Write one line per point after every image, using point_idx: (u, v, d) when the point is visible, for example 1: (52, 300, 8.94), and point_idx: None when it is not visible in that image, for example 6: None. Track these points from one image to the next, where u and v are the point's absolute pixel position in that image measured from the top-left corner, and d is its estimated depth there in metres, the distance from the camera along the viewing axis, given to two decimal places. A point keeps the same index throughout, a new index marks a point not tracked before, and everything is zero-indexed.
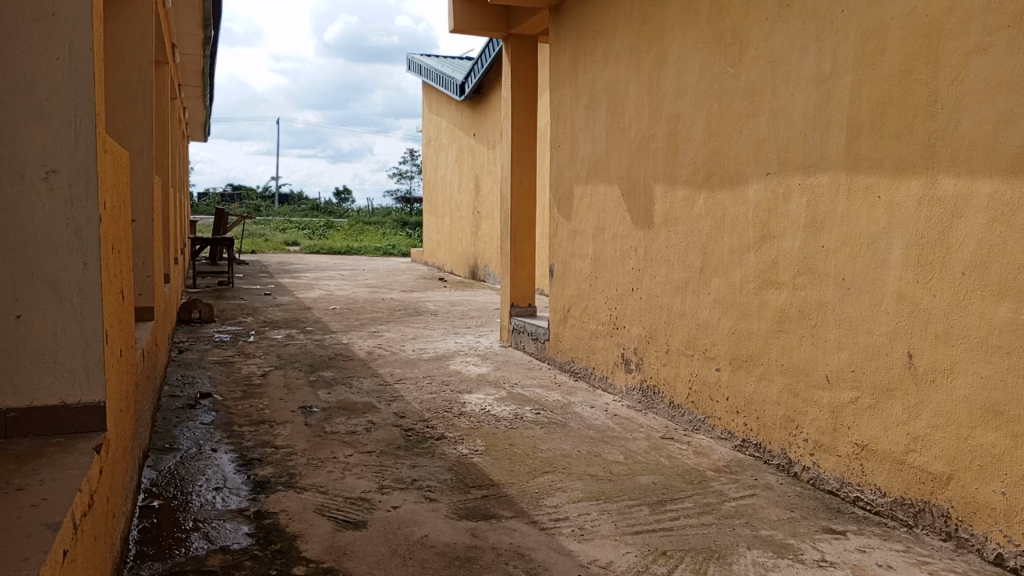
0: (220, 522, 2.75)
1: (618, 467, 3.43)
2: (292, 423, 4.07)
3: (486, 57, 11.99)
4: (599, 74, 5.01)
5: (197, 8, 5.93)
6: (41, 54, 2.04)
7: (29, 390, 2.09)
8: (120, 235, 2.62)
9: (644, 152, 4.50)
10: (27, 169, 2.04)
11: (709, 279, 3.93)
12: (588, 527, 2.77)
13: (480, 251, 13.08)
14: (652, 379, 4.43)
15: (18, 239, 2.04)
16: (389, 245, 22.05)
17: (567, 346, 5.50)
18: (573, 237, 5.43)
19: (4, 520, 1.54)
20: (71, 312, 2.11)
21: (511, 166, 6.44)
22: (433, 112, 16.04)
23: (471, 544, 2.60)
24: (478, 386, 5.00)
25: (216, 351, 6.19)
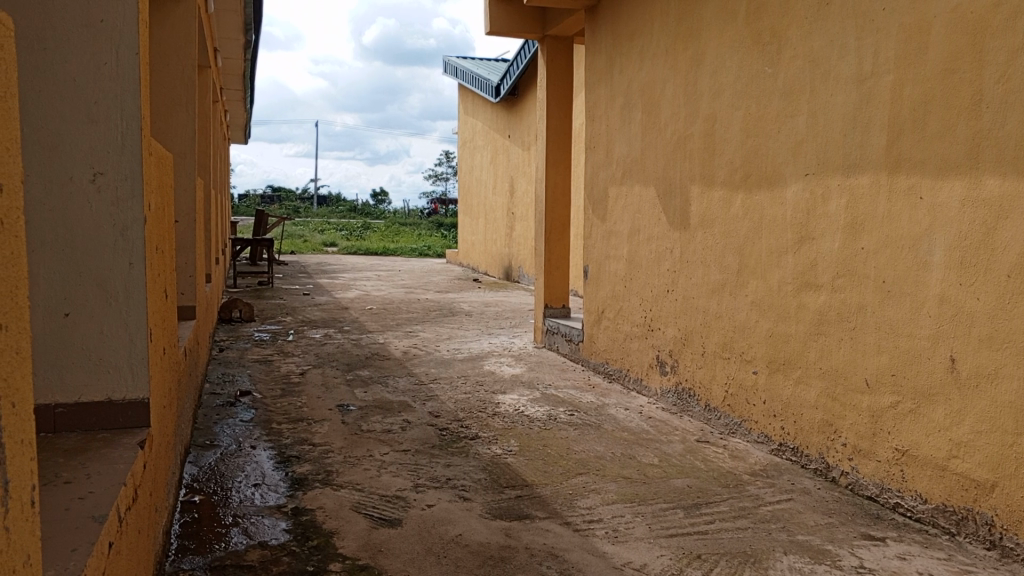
0: (258, 518, 2.80)
1: (652, 470, 3.41)
2: (329, 421, 4.12)
3: (521, 58, 11.98)
4: (635, 75, 4.99)
5: (238, 12, 6.04)
6: (90, 59, 2.10)
7: (76, 386, 2.15)
8: (164, 236, 2.68)
9: (680, 153, 4.47)
10: (76, 171, 2.10)
11: (746, 281, 3.89)
12: (622, 529, 2.77)
13: (515, 252, 13.09)
14: (688, 381, 4.40)
15: (67, 240, 2.11)
16: (424, 246, 22.19)
17: (602, 348, 5.48)
18: (608, 238, 5.41)
19: (53, 513, 1.59)
20: (117, 310, 2.17)
21: (546, 167, 6.44)
22: (468, 113, 16.11)
23: (505, 544, 2.61)
24: (512, 386, 5.01)
25: (255, 350, 6.29)
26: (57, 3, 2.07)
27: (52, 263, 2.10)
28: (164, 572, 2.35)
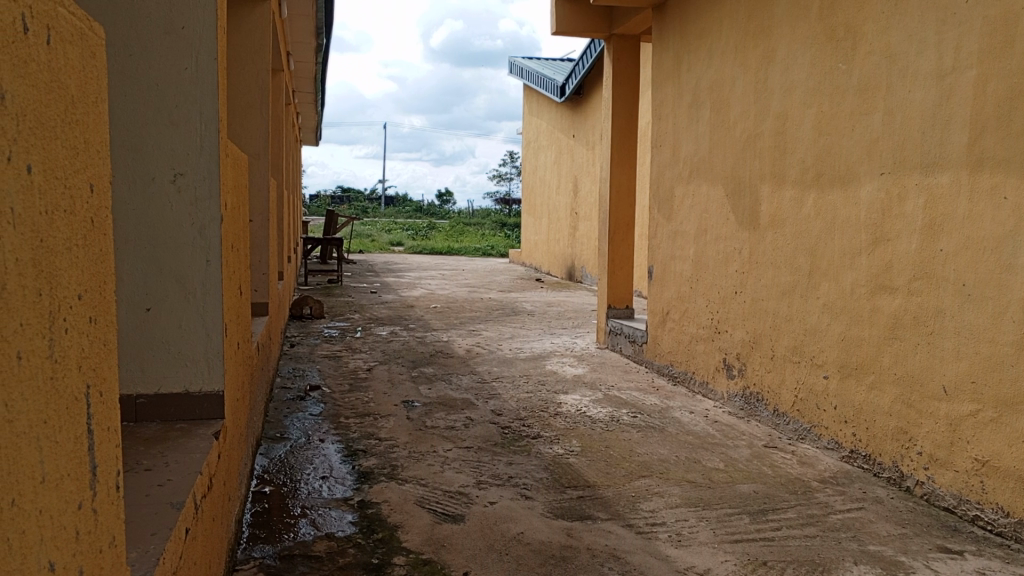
0: (326, 510, 2.87)
1: (718, 474, 3.36)
2: (395, 416, 4.20)
3: (587, 57, 11.93)
4: (704, 72, 4.91)
5: (311, 18, 6.20)
6: (172, 65, 2.19)
7: (156, 378, 2.26)
8: (239, 233, 2.78)
9: (749, 151, 4.38)
10: (158, 172, 2.20)
11: (818, 283, 3.78)
12: (686, 533, 2.73)
13: (578, 252, 13.04)
14: (755, 386, 4.31)
15: (149, 237, 2.20)
16: (487, 245, 22.35)
17: (666, 350, 5.42)
18: (674, 238, 5.34)
19: (135, 497, 1.66)
20: (195, 306, 2.26)
21: (611, 167, 6.40)
22: (533, 113, 16.13)
23: (567, 544, 2.62)
24: (574, 387, 5.00)
25: (324, 346, 6.45)
26: (141, 10, 2.16)
27: (134, 259, 2.20)
28: (236, 559, 2.43)
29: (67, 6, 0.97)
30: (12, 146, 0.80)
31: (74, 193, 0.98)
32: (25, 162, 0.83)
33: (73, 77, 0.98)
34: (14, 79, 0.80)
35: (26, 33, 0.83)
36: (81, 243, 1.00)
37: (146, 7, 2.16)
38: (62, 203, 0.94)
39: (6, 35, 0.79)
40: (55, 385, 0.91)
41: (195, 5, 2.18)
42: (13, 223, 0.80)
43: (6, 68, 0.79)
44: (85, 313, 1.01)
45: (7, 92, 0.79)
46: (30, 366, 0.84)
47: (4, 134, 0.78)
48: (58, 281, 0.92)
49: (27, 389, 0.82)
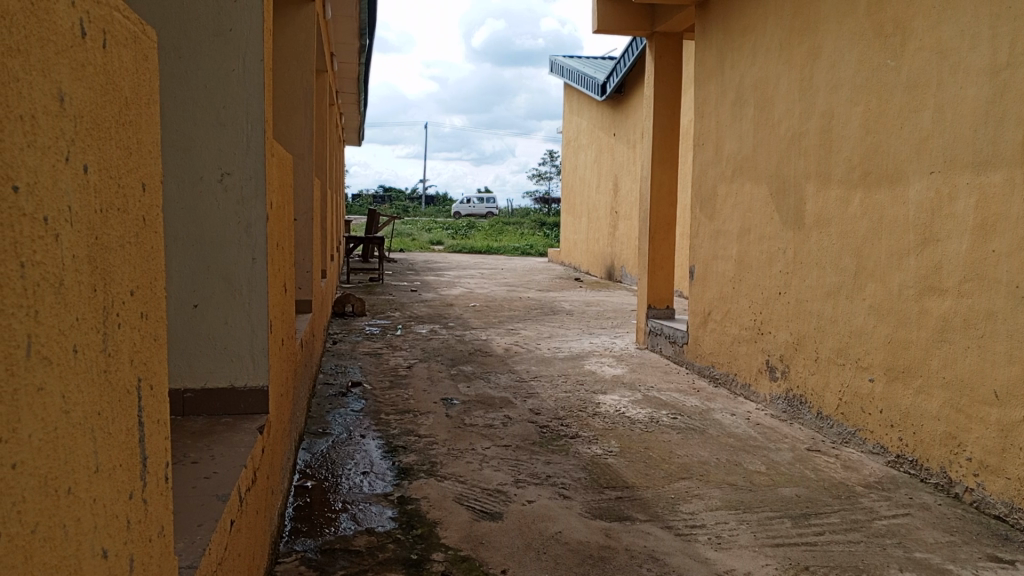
0: (366, 505, 2.90)
1: (759, 477, 3.32)
2: (434, 414, 4.23)
3: (629, 56, 11.86)
4: (747, 70, 4.85)
5: (354, 19, 6.27)
6: (220, 66, 2.24)
7: (203, 372, 2.31)
8: (284, 232, 2.83)
9: (794, 150, 4.31)
10: (206, 171, 2.25)
11: (865, 284, 3.71)
12: (726, 536, 2.70)
13: (618, 251, 12.97)
14: (799, 388, 4.24)
15: (197, 235, 2.25)
16: (526, 245, 22.36)
17: (707, 351, 5.36)
18: (716, 237, 5.29)
19: (182, 489, 1.71)
20: (241, 302, 2.31)
21: (652, 165, 6.36)
22: (574, 112, 16.10)
23: (605, 544, 2.61)
24: (613, 387, 4.98)
25: (365, 343, 6.53)
26: (192, 13, 2.22)
27: (182, 257, 2.25)
28: (278, 552, 2.48)
29: (122, 10, 1.00)
30: (70, 147, 0.82)
31: (127, 192, 1.01)
32: (82, 161, 0.85)
33: (126, 79, 1.01)
34: (72, 81, 0.83)
35: (83, 37, 0.86)
36: (134, 241, 1.03)
37: (195, 10, 2.21)
38: (116, 202, 0.97)
39: (65, 39, 0.81)
40: (108, 378, 0.93)
41: (242, 7, 2.23)
42: (71, 221, 0.82)
43: (66, 70, 0.82)
44: (136, 308, 1.04)
45: (66, 94, 0.82)
46: (84, 359, 0.86)
47: (62, 135, 0.81)
48: (112, 277, 0.95)
49: (82, 381, 0.85)
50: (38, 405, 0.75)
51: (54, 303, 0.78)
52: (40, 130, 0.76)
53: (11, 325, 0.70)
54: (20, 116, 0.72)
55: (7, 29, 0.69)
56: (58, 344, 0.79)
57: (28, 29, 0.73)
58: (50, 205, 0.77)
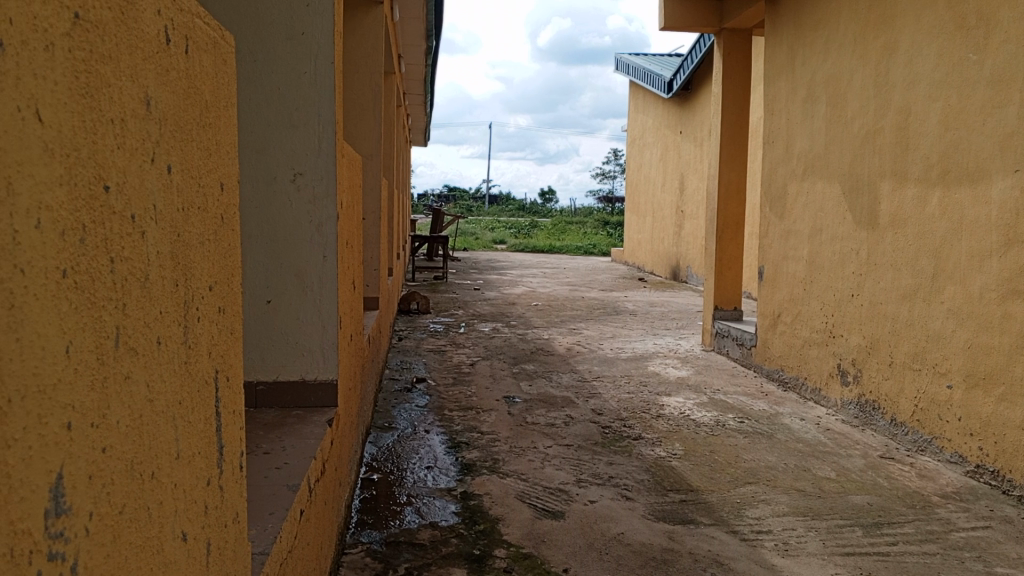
0: (430, 499, 2.94)
1: (829, 484, 3.23)
2: (497, 411, 4.26)
3: (697, 52, 11.66)
4: (820, 65, 4.72)
5: (422, 21, 6.34)
6: (292, 69, 2.31)
7: (275, 366, 2.38)
8: (353, 231, 2.89)
9: (869, 147, 4.18)
10: (279, 172, 2.31)
11: (943, 286, 3.57)
12: (794, 543, 2.64)
13: (684, 251, 12.78)
14: (872, 394, 4.11)
15: (271, 233, 2.33)
16: (590, 245, 22.26)
17: (776, 354, 5.24)
18: (786, 237, 5.16)
19: (255, 479, 1.77)
20: (311, 298, 2.38)
21: (720, 164, 6.25)
22: (640, 110, 15.94)
23: (668, 547, 2.58)
24: (678, 389, 4.92)
25: (430, 340, 6.61)
26: (267, 18, 2.29)
27: (256, 254, 2.33)
28: (345, 542, 2.54)
29: (202, 18, 1.05)
30: (155, 148, 0.87)
31: (206, 192, 1.06)
32: (166, 162, 0.90)
33: (207, 82, 1.05)
34: (158, 85, 0.87)
35: (168, 43, 0.90)
36: (213, 237, 1.08)
37: (270, 15, 2.28)
38: (196, 200, 1.01)
39: (151, 45, 0.86)
40: (188, 368, 0.98)
41: (314, 11, 2.29)
42: (156, 219, 0.87)
43: (152, 75, 0.86)
44: (214, 303, 1.09)
45: (152, 97, 0.86)
46: (168, 350, 0.90)
47: (149, 137, 0.85)
48: (192, 273, 0.99)
49: (165, 371, 0.89)
50: (125, 394, 0.78)
51: (141, 297, 0.82)
52: (130, 133, 0.80)
53: (102, 317, 0.74)
54: (111, 119, 0.76)
55: (99, 36, 0.73)
56: (144, 334, 0.83)
57: (117, 37, 0.77)
58: (136, 204, 0.81)
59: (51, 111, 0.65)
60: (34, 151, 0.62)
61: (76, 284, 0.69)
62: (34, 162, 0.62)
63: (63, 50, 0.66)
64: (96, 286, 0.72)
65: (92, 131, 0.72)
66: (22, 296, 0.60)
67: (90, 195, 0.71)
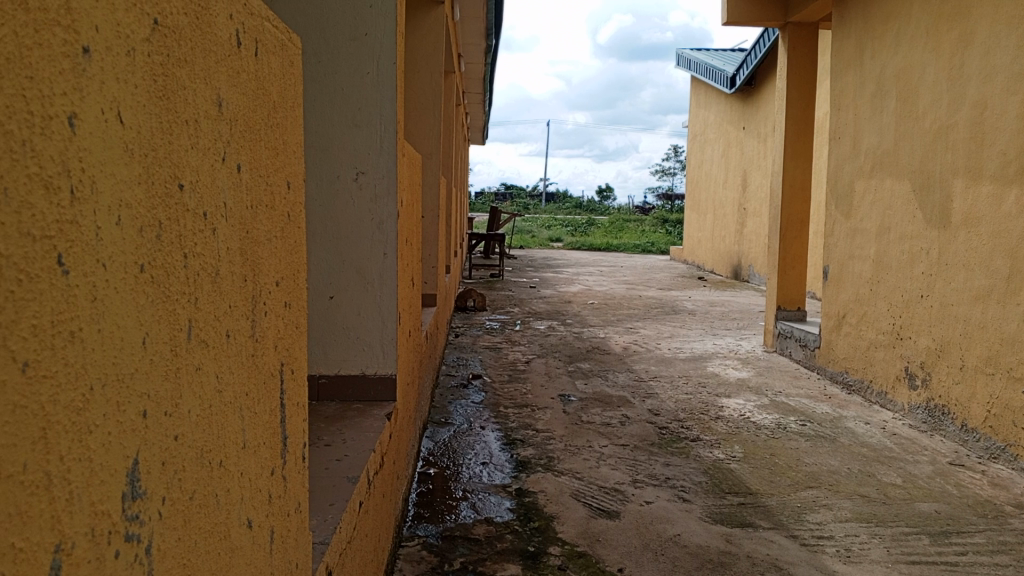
0: (486, 495, 2.97)
1: (894, 491, 3.14)
2: (552, 409, 4.27)
3: (761, 47, 11.41)
4: (890, 59, 4.57)
5: (481, 20, 6.37)
6: (356, 70, 2.35)
7: (337, 360, 2.44)
8: (412, 229, 2.93)
9: (941, 143, 4.04)
10: (342, 171, 2.36)
11: (1019, 288, 3.43)
12: (856, 549, 2.58)
13: (746, 250, 12.55)
14: (942, 398, 3.98)
15: (334, 231, 2.38)
16: (649, 243, 22.05)
17: (841, 356, 5.11)
18: (852, 236, 5.03)
19: (317, 470, 1.81)
20: (372, 294, 2.43)
21: (783, 161, 6.12)
22: (701, 106, 15.70)
23: (726, 550, 2.55)
24: (737, 390, 4.84)
25: (486, 337, 6.66)
26: (331, 20, 2.33)
27: (319, 251, 2.38)
28: (402, 535, 2.58)
29: (271, 21, 1.08)
30: (226, 148, 0.90)
31: (274, 190, 1.09)
32: (236, 161, 0.93)
33: (275, 84, 1.08)
34: (229, 87, 0.91)
35: (239, 47, 0.94)
36: (279, 235, 1.11)
37: (335, 17, 2.33)
38: (265, 199, 1.05)
39: (224, 48, 0.89)
40: (256, 361, 1.01)
41: (378, 13, 2.32)
42: (227, 216, 0.90)
43: (224, 78, 0.89)
44: (281, 298, 1.12)
45: (224, 99, 0.89)
46: (236, 343, 0.94)
47: (221, 137, 0.88)
48: (260, 269, 1.02)
49: (233, 363, 0.93)
50: (195, 385, 0.82)
51: (212, 291, 0.86)
52: (204, 133, 0.83)
53: (177, 310, 0.77)
54: (186, 120, 0.79)
55: (176, 41, 0.76)
56: (214, 328, 0.87)
57: (193, 41, 0.80)
58: (208, 202, 0.85)
59: (130, 113, 0.68)
60: (115, 151, 0.65)
61: (152, 279, 0.72)
62: (115, 162, 0.65)
63: (142, 54, 0.70)
64: (170, 281, 0.75)
65: (168, 131, 0.75)
66: (104, 288, 0.63)
67: (166, 194, 0.75)
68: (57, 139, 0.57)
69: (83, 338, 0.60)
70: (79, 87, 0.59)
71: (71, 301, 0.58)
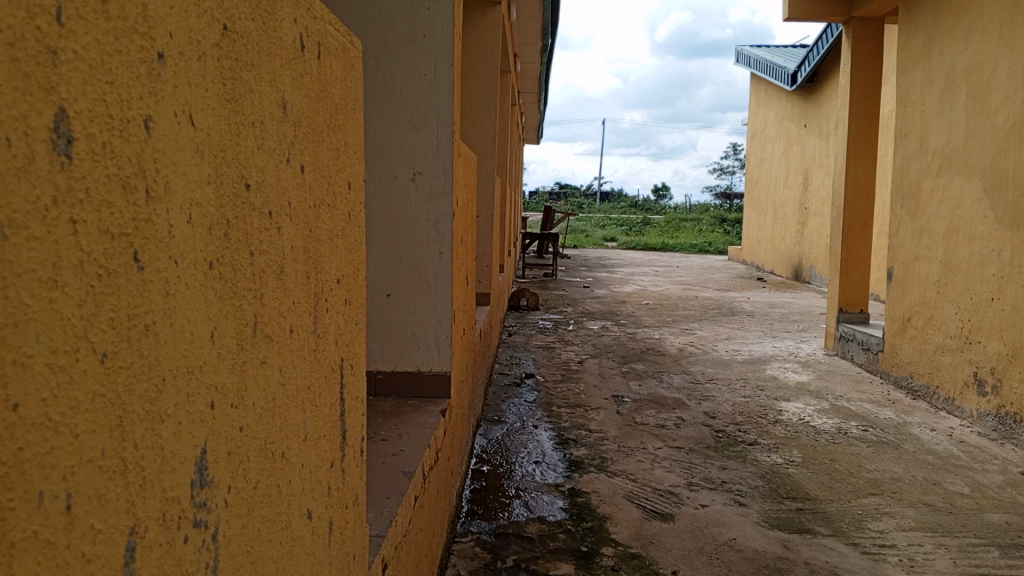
0: (538, 494, 2.97)
1: (962, 500, 3.03)
2: (606, 410, 4.25)
3: (823, 43, 11.14)
4: (961, 54, 4.42)
5: (537, 19, 6.37)
6: (414, 71, 2.38)
7: (394, 356, 2.48)
8: (468, 228, 2.96)
9: (1015, 140, 3.89)
10: (400, 171, 2.40)
11: None
12: (920, 560, 2.50)
13: (807, 250, 12.27)
14: (1013, 406, 3.83)
15: (391, 230, 2.42)
16: (706, 242, 21.74)
17: (906, 360, 4.96)
18: (918, 237, 4.87)
19: (374, 464, 1.85)
20: (428, 293, 2.46)
21: (845, 159, 5.96)
22: (761, 103, 15.41)
23: (783, 556, 2.51)
24: (797, 394, 4.74)
25: (540, 337, 6.67)
26: (389, 21, 2.37)
27: (377, 250, 2.43)
28: (456, 531, 2.61)
29: (333, 24, 1.11)
30: (291, 149, 0.93)
31: (335, 190, 1.12)
32: (300, 162, 0.96)
33: (336, 86, 1.11)
34: (294, 89, 0.94)
35: (303, 50, 0.97)
36: (340, 234, 1.14)
37: (393, 20, 2.36)
38: (327, 199, 1.07)
39: (288, 51, 0.92)
40: (318, 356, 1.04)
41: (435, 14, 2.35)
42: (290, 216, 0.93)
43: (289, 80, 0.92)
44: (342, 295, 1.15)
45: (288, 102, 0.92)
46: (299, 338, 0.97)
47: (285, 138, 0.91)
48: (322, 267, 1.05)
49: (296, 357, 0.96)
50: (260, 378, 0.84)
51: (276, 288, 0.88)
52: (269, 135, 0.86)
53: (243, 306, 0.80)
54: (253, 122, 0.82)
55: (243, 45, 0.79)
56: (278, 324, 0.89)
57: (259, 45, 0.83)
58: (274, 201, 0.87)
59: (201, 116, 0.70)
60: (187, 153, 0.68)
61: (221, 276, 0.75)
62: (187, 163, 0.68)
63: (213, 59, 0.72)
64: (237, 277, 0.78)
65: (236, 134, 0.78)
66: (176, 284, 0.66)
67: (234, 193, 0.77)
68: (134, 141, 0.59)
69: (155, 332, 0.63)
70: (155, 91, 0.62)
71: (144, 295, 0.61)
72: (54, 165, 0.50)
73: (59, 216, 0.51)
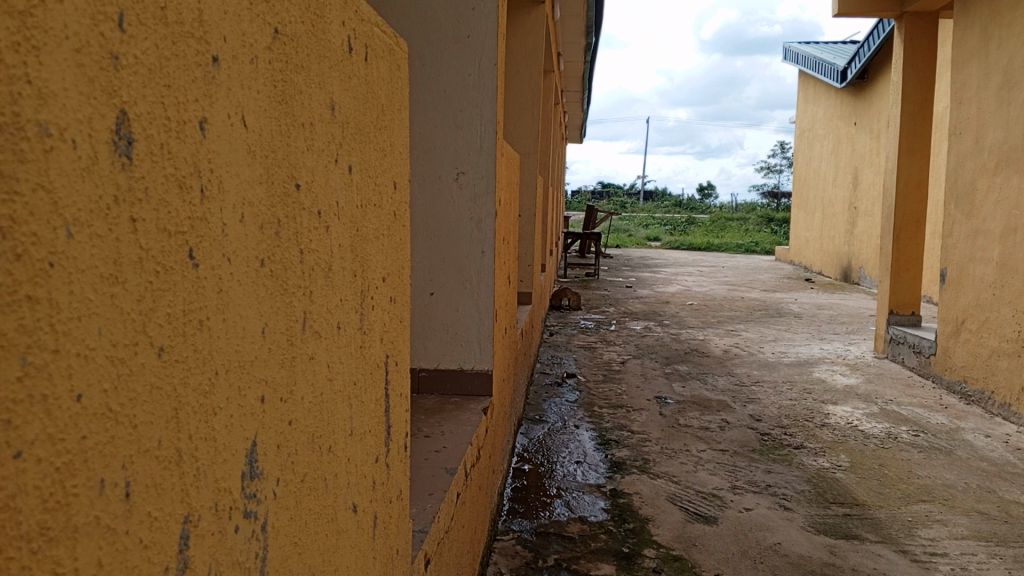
0: (580, 494, 2.97)
1: (1017, 509, 2.94)
2: (648, 411, 4.22)
3: (875, 38, 10.90)
4: (1019, 49, 4.28)
5: (581, 18, 6.36)
6: (458, 71, 2.39)
7: (436, 354, 2.51)
8: (510, 227, 2.97)
9: None
10: (443, 171, 2.42)
11: None
12: (973, 569, 2.44)
13: (857, 250, 12.00)
14: None
15: (434, 229, 2.45)
16: (752, 242, 21.42)
17: (959, 364, 4.82)
18: (973, 237, 4.73)
19: (417, 460, 1.87)
20: (470, 291, 2.48)
21: (897, 158, 5.82)
22: (810, 101, 15.12)
23: (829, 562, 2.46)
24: (845, 397, 4.65)
25: (582, 336, 6.66)
26: (434, 22, 2.39)
27: (422, 249, 2.45)
28: (497, 529, 2.62)
29: (380, 26, 1.12)
30: (339, 149, 0.94)
31: (381, 189, 1.13)
32: (347, 162, 0.97)
33: (383, 87, 1.12)
34: (342, 91, 0.95)
35: (351, 52, 0.98)
36: (386, 233, 1.16)
37: (439, 21, 2.38)
38: (373, 198, 1.09)
39: (337, 53, 0.93)
40: (363, 351, 1.06)
41: (479, 15, 2.36)
42: (338, 215, 0.94)
43: (337, 82, 0.94)
44: (387, 292, 1.16)
45: (336, 103, 0.94)
46: (346, 334, 0.98)
47: (333, 139, 0.93)
48: (368, 264, 1.07)
49: (343, 353, 0.98)
50: (308, 373, 0.86)
51: (324, 286, 0.90)
52: (318, 135, 0.88)
53: (292, 302, 0.82)
54: (302, 123, 0.83)
55: (294, 48, 0.81)
56: (326, 320, 0.91)
57: (309, 48, 0.85)
58: (322, 201, 0.89)
59: (253, 117, 0.72)
60: (239, 153, 0.70)
61: (271, 273, 0.77)
62: (240, 163, 0.70)
63: (265, 61, 0.74)
64: (287, 275, 0.80)
65: (286, 134, 0.80)
66: (229, 281, 0.68)
67: (284, 193, 0.79)
68: (190, 142, 0.61)
69: (209, 327, 0.65)
70: (210, 94, 0.64)
71: (199, 292, 0.63)
72: (115, 165, 0.52)
73: (120, 214, 0.53)
